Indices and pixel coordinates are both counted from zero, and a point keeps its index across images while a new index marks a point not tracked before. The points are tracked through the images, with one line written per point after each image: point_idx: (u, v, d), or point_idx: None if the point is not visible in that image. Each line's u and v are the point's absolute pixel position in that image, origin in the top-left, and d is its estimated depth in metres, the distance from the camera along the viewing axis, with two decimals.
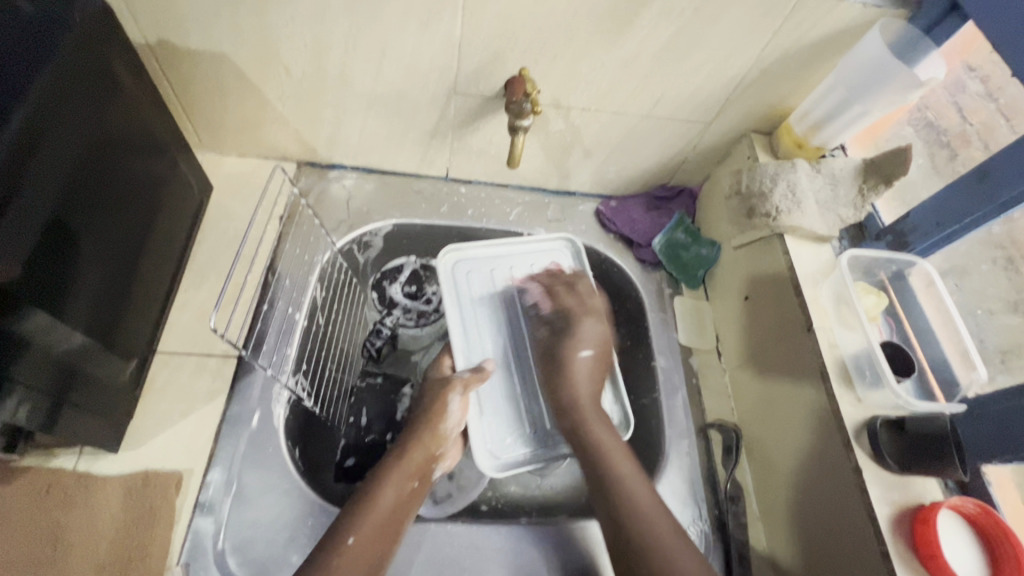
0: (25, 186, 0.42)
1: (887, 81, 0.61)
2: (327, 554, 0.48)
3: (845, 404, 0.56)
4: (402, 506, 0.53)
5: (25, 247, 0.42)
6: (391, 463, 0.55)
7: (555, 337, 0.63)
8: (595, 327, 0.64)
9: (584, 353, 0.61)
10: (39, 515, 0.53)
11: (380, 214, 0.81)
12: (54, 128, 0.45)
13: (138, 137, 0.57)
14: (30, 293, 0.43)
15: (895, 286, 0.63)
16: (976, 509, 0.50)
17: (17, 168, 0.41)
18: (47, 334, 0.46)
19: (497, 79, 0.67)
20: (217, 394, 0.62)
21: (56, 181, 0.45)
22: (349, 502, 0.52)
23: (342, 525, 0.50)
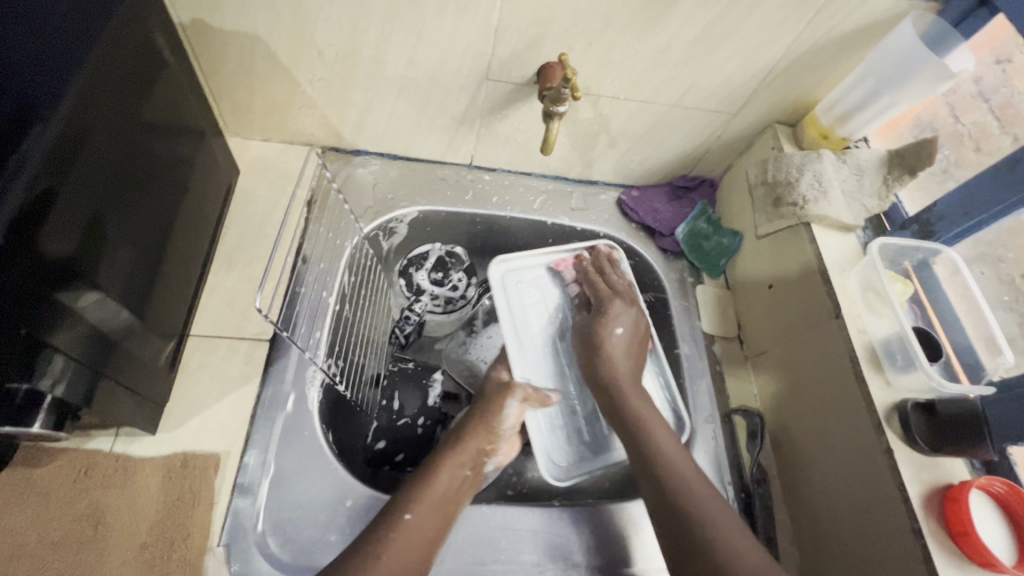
0: (82, 166, 0.43)
1: (916, 73, 0.63)
2: (386, 525, 0.50)
3: (875, 388, 0.58)
4: (455, 491, 0.56)
5: (70, 217, 0.42)
6: (447, 450, 0.59)
7: (588, 316, 0.69)
8: (628, 310, 0.68)
9: (619, 332, 0.66)
10: (78, 496, 0.52)
11: (406, 200, 0.81)
12: (101, 102, 0.44)
13: (173, 115, 0.57)
14: (73, 264, 0.43)
15: (921, 274, 0.64)
16: (1004, 489, 0.51)
17: (71, 141, 0.41)
18: (85, 307, 0.45)
19: (531, 66, 0.67)
20: (251, 377, 0.62)
21: (103, 156, 0.45)
22: (408, 484, 0.55)
23: (401, 502, 0.52)
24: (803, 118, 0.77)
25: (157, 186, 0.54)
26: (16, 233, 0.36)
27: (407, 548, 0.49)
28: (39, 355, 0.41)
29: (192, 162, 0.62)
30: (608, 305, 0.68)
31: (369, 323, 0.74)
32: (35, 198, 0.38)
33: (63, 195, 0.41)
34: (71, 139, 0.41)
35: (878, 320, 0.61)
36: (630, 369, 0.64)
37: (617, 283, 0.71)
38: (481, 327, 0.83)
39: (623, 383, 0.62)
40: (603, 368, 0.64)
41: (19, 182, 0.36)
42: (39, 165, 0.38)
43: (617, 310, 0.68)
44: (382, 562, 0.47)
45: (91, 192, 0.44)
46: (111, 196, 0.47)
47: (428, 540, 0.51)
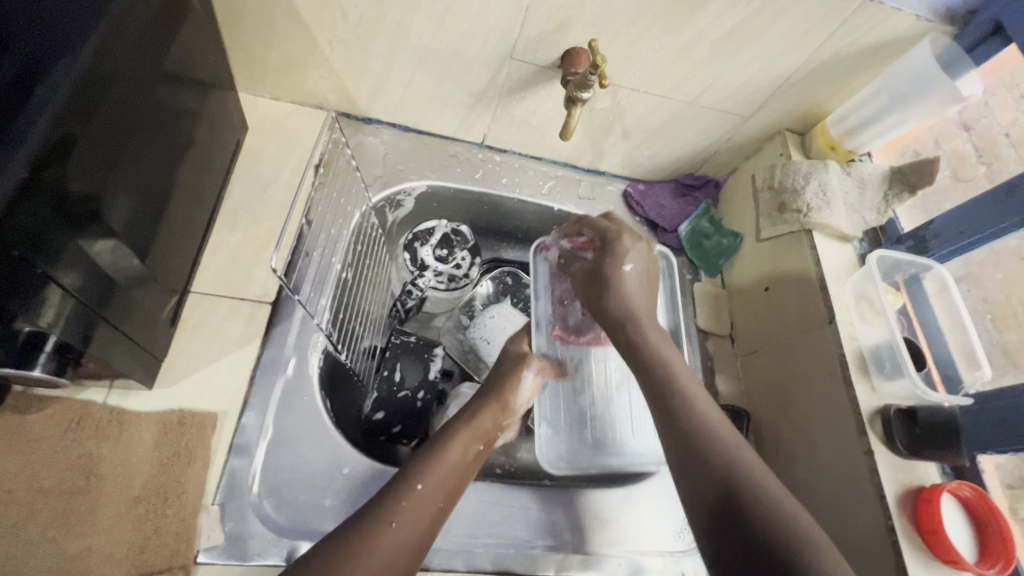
0: (108, 106, 0.41)
1: (927, 93, 0.64)
2: (399, 493, 0.49)
3: (861, 392, 0.61)
4: (465, 468, 0.56)
5: (88, 157, 0.40)
6: (459, 426, 0.59)
7: (597, 254, 0.63)
8: (637, 248, 0.62)
9: (628, 268, 0.60)
10: (70, 446, 0.51)
11: (415, 174, 0.80)
12: (128, 40, 0.43)
13: (188, 62, 0.54)
14: (88, 207, 0.41)
15: (910, 288, 0.67)
16: (972, 494, 0.54)
17: (96, 79, 0.39)
18: (93, 249, 0.43)
19: (556, 49, 0.66)
20: (251, 338, 0.61)
21: (125, 97, 0.44)
22: (415, 458, 0.54)
23: (412, 473, 0.51)
24: (813, 128, 0.79)
25: (172, 137, 0.53)
26: (40, 167, 0.35)
27: (416, 516, 0.48)
28: (44, 295, 0.40)
29: (203, 115, 0.60)
30: (610, 247, 0.62)
31: (366, 294, 0.73)
32: (63, 134, 0.37)
33: (87, 133, 0.39)
34: (100, 74, 0.40)
35: (870, 328, 0.63)
36: (643, 310, 0.58)
37: (617, 216, 0.66)
38: (480, 308, 0.83)
39: (638, 312, 0.58)
40: (610, 298, 0.59)
41: (44, 114, 0.35)
42: (68, 97, 0.37)
43: (629, 245, 0.62)
44: (392, 530, 0.46)
45: (108, 133, 0.42)
46: (124, 141, 0.45)
47: (436, 512, 0.50)
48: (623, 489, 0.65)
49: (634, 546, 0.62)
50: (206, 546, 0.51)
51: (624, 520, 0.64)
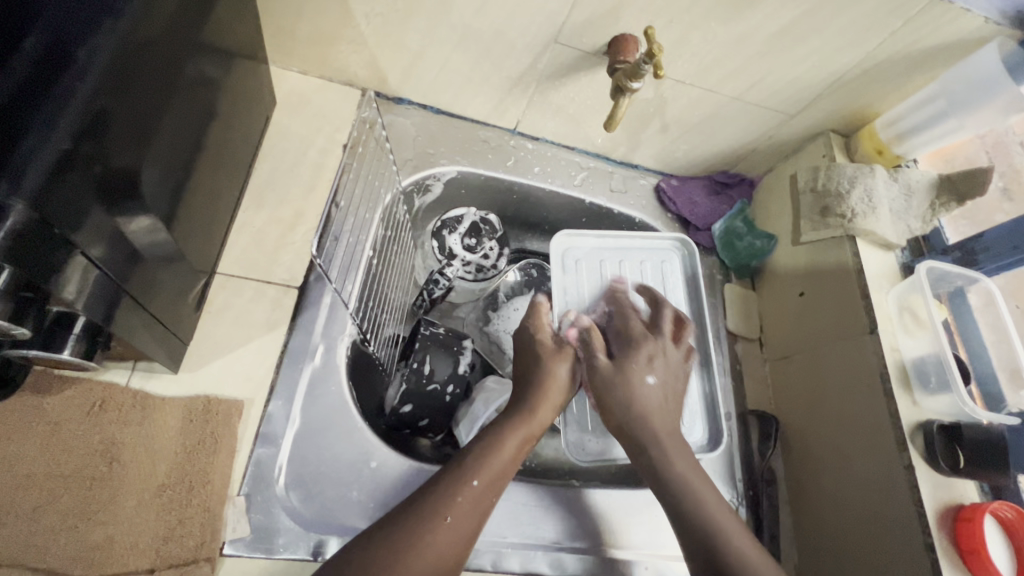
0: (143, 74, 0.38)
1: (990, 97, 0.62)
2: (454, 489, 0.49)
3: (902, 406, 0.59)
4: (517, 459, 0.54)
5: (125, 129, 0.37)
6: (515, 417, 0.56)
7: (618, 355, 0.61)
8: (667, 354, 0.61)
9: (651, 380, 0.58)
10: (93, 429, 0.49)
11: (446, 158, 0.78)
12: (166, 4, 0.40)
13: (223, 34, 0.52)
14: (121, 183, 0.38)
15: (953, 302, 0.66)
16: (1014, 514, 0.53)
17: (135, 41, 0.36)
18: (124, 226, 0.40)
19: (604, 34, 0.63)
20: (278, 323, 0.59)
21: (160, 65, 0.41)
22: (474, 446, 0.53)
23: (471, 466, 0.51)
24: (859, 130, 0.76)
25: (201, 113, 0.50)
26: (80, 139, 0.33)
27: (469, 515, 0.48)
28: (67, 272, 0.37)
29: (233, 88, 0.57)
30: (636, 345, 0.60)
31: (391, 284, 0.71)
32: (100, 105, 0.34)
33: (123, 103, 0.36)
34: (138, 37, 0.37)
35: (914, 340, 0.62)
36: (660, 414, 0.57)
37: (660, 316, 0.64)
38: (504, 300, 0.81)
39: (650, 415, 0.56)
40: (624, 404, 0.57)
41: (82, 80, 0.32)
42: (106, 62, 0.34)
43: (657, 350, 0.60)
44: (447, 524, 0.46)
45: (143, 102, 0.39)
46: (156, 113, 0.42)
47: (490, 506, 0.50)
48: (653, 491, 0.64)
49: (663, 551, 0.61)
50: (231, 538, 0.49)
51: (651, 524, 0.62)
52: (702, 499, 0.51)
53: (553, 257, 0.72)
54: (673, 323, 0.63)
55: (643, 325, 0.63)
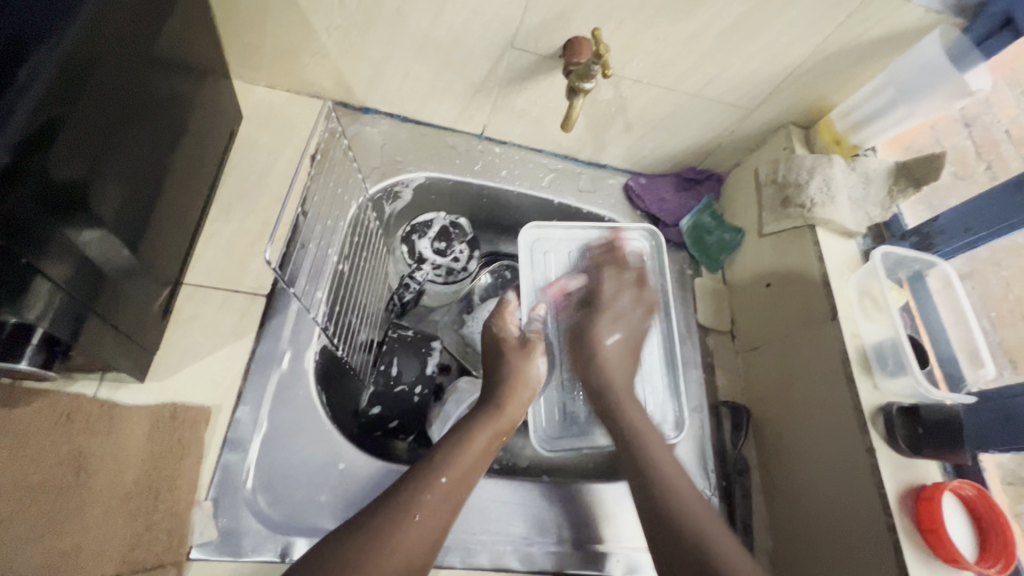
0: (97, 92, 0.40)
1: (935, 86, 0.63)
2: (422, 486, 0.50)
3: (863, 389, 0.60)
4: (488, 454, 0.56)
5: (74, 145, 0.39)
6: (486, 414, 0.58)
7: (587, 314, 0.70)
8: (627, 319, 0.69)
9: (613, 339, 0.67)
10: (60, 439, 0.50)
11: (414, 164, 0.79)
12: (117, 27, 0.41)
13: (183, 57, 0.54)
14: (70, 197, 0.40)
15: (913, 286, 0.66)
16: (974, 493, 0.54)
17: (84, 61, 0.38)
18: (77, 239, 0.42)
19: (558, 38, 0.65)
20: (246, 331, 0.60)
21: (115, 85, 0.42)
22: (442, 446, 0.54)
23: (438, 463, 0.52)
24: (818, 122, 0.77)
25: (167, 130, 0.52)
26: (23, 153, 0.34)
27: (440, 509, 0.49)
28: (34, 287, 0.39)
29: (195, 104, 0.58)
30: (607, 306, 0.69)
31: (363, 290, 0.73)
32: (46, 120, 0.35)
33: (72, 119, 0.38)
34: (86, 57, 0.38)
35: (873, 325, 0.63)
36: (623, 382, 0.65)
37: (602, 279, 0.71)
38: (477, 302, 0.81)
39: (615, 384, 0.64)
40: (593, 367, 0.65)
41: (24, 98, 0.34)
42: (52, 82, 0.35)
43: (611, 319, 0.68)
44: (416, 521, 0.47)
45: (96, 121, 0.41)
46: (113, 132, 0.43)
47: (462, 501, 0.51)
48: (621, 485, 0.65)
49: (631, 544, 0.61)
50: (199, 542, 0.50)
51: (620, 518, 0.63)
52: (702, 527, 0.52)
53: (521, 249, 0.73)
54: (640, 285, 0.71)
55: (585, 309, 0.70)
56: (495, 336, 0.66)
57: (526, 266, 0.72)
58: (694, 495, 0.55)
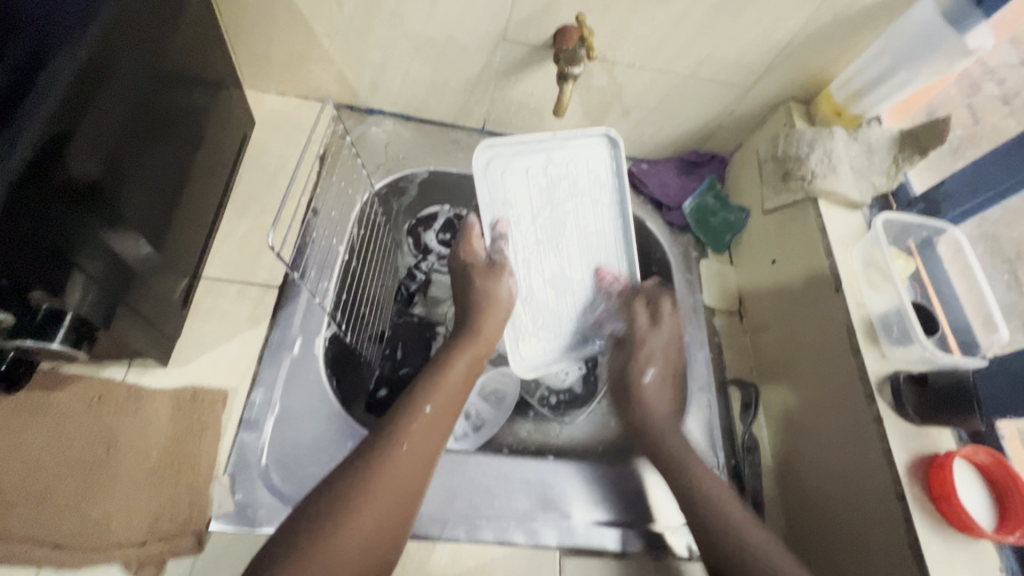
0: (102, 105, 0.43)
1: (936, 49, 0.61)
2: (409, 417, 0.52)
3: (869, 359, 0.59)
4: (470, 378, 0.59)
5: (85, 154, 0.42)
6: (463, 341, 0.61)
7: (626, 354, 0.69)
8: (662, 347, 0.68)
9: (650, 376, 0.66)
10: (93, 420, 0.54)
11: (416, 160, 0.83)
12: (123, 47, 0.44)
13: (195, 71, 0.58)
14: (84, 201, 0.43)
15: (923, 253, 0.65)
16: (988, 459, 0.52)
17: (92, 78, 0.41)
18: (94, 241, 0.45)
19: (548, 28, 0.67)
20: (259, 319, 0.63)
21: (123, 99, 0.45)
22: (424, 377, 0.57)
23: (422, 393, 0.55)
24: (818, 95, 0.76)
25: (178, 133, 0.56)
26: (34, 162, 0.37)
27: (427, 437, 0.52)
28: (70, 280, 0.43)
29: (209, 111, 0.63)
30: (637, 342, 0.68)
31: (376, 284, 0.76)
32: (53, 133, 0.38)
33: (80, 132, 0.41)
34: (97, 63, 0.41)
35: (879, 295, 0.61)
36: (668, 413, 0.64)
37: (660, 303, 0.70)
38: None
39: (652, 421, 0.64)
40: (638, 410, 0.65)
41: (36, 114, 0.36)
42: (59, 97, 0.38)
43: (646, 372, 0.67)
44: (403, 450, 0.50)
45: (105, 132, 0.44)
46: (122, 142, 0.46)
47: (447, 427, 0.54)
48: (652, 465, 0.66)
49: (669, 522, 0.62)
50: (217, 514, 0.53)
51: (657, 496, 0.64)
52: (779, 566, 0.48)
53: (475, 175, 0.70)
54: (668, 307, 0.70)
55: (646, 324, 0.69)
56: (462, 262, 0.68)
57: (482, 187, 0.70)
58: (718, 484, 0.56)
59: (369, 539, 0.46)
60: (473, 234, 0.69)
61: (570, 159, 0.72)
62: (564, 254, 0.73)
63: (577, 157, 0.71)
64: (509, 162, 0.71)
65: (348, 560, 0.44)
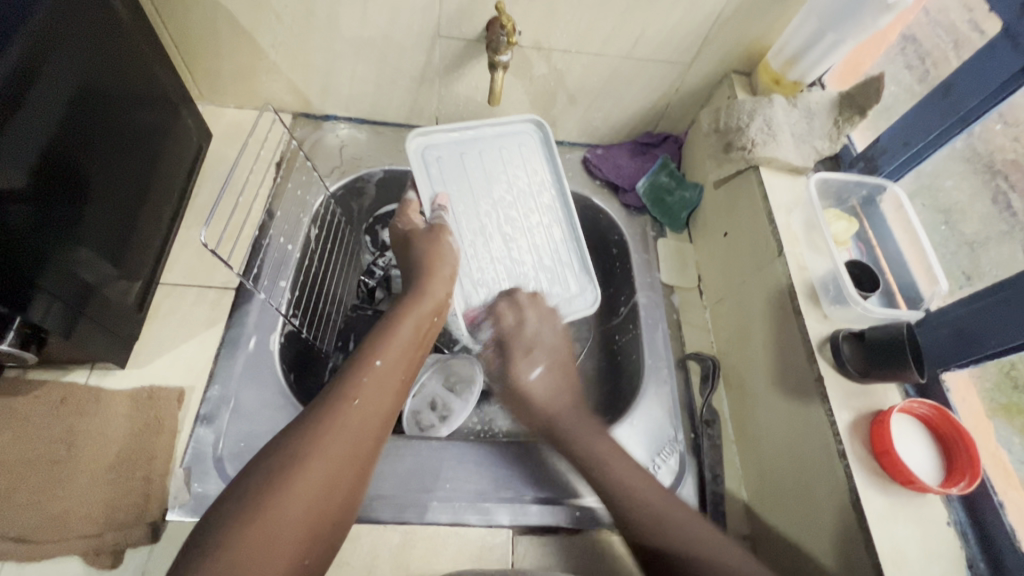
0: (31, 123, 0.46)
1: (859, 9, 0.62)
2: (358, 371, 0.51)
3: (811, 320, 0.59)
4: (421, 334, 0.59)
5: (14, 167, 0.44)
6: (409, 302, 0.61)
7: (501, 360, 0.71)
8: (542, 345, 0.70)
9: (535, 374, 0.68)
10: (54, 422, 0.57)
11: (372, 161, 0.84)
12: (51, 68, 0.48)
13: (141, 92, 0.61)
14: (20, 212, 0.45)
15: (867, 211, 0.65)
16: (930, 411, 0.52)
17: (16, 98, 0.44)
18: (35, 251, 0.47)
19: (478, 21, 0.69)
20: (216, 320, 0.66)
21: (53, 118, 0.48)
22: (372, 336, 0.56)
23: (370, 350, 0.54)
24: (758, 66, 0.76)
25: (124, 148, 0.59)
26: None
27: (379, 390, 0.51)
28: (24, 290, 0.47)
29: (162, 126, 0.66)
30: (520, 341, 0.70)
31: (337, 280, 0.80)
32: None
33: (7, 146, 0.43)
34: (19, 87, 0.44)
35: (817, 257, 0.62)
36: (563, 404, 0.65)
37: (518, 294, 0.71)
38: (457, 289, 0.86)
39: (558, 414, 0.64)
40: (532, 407, 0.66)
41: None
42: None
43: (523, 368, 0.69)
44: (356, 406, 0.49)
45: (36, 147, 0.46)
46: (57, 157, 0.49)
47: (399, 381, 0.54)
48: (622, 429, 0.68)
49: None
50: (174, 504, 0.55)
51: None
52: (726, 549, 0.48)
53: (410, 159, 0.75)
54: (528, 296, 0.71)
55: (513, 321, 0.70)
56: (404, 232, 0.71)
57: (419, 172, 0.75)
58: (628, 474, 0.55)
59: (322, 495, 0.45)
60: (411, 210, 0.73)
61: (506, 150, 0.79)
62: (501, 230, 0.76)
63: (507, 141, 0.79)
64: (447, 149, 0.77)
65: (294, 522, 0.43)
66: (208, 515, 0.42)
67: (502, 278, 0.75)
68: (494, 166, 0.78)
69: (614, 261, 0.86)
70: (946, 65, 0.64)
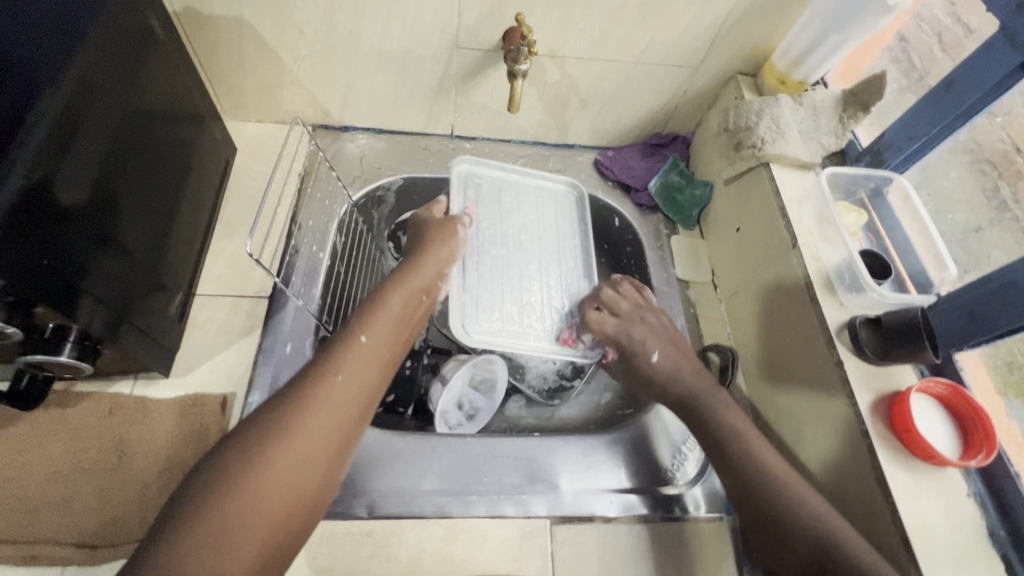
0: (87, 143, 0.48)
1: (862, 11, 0.64)
2: (342, 345, 0.52)
3: (828, 308, 0.62)
4: (409, 312, 0.60)
5: (72, 186, 0.46)
6: (396, 280, 0.62)
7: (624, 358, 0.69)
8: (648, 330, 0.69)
9: (657, 357, 0.67)
10: (105, 431, 0.59)
11: (392, 169, 0.87)
12: (102, 90, 0.50)
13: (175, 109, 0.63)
14: (76, 229, 0.47)
15: (875, 203, 0.68)
16: (945, 390, 0.55)
17: (74, 120, 0.46)
18: (89, 266, 0.49)
19: (495, 32, 0.71)
20: (253, 328, 0.68)
21: (105, 136, 0.50)
22: (359, 312, 0.57)
23: (356, 326, 0.55)
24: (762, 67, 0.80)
25: (160, 162, 0.60)
26: (29, 195, 0.41)
27: (363, 365, 0.52)
28: (79, 304, 0.49)
29: (191, 140, 0.68)
30: (632, 326, 0.70)
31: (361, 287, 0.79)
32: (43, 170, 0.43)
33: (66, 168, 0.45)
34: (76, 109, 0.46)
35: (831, 248, 0.65)
36: (693, 373, 0.64)
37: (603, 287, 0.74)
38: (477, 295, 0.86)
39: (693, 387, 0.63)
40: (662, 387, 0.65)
41: (26, 152, 0.41)
42: (44, 138, 0.43)
43: (648, 349, 0.68)
44: (340, 380, 0.49)
45: (91, 167, 0.49)
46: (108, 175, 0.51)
47: (384, 358, 0.55)
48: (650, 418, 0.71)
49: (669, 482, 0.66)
50: None
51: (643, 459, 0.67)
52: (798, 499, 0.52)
53: (453, 177, 0.80)
54: (634, 289, 0.74)
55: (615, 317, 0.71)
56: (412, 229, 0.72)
57: (457, 190, 0.79)
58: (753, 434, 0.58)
59: (299, 477, 0.45)
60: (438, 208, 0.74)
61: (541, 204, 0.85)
62: (523, 266, 0.78)
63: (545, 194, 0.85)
64: (487, 179, 0.82)
65: (279, 497, 0.43)
66: (185, 489, 0.42)
67: (506, 301, 0.74)
68: (529, 213, 0.83)
69: (629, 258, 0.89)
70: (943, 62, 0.67)
